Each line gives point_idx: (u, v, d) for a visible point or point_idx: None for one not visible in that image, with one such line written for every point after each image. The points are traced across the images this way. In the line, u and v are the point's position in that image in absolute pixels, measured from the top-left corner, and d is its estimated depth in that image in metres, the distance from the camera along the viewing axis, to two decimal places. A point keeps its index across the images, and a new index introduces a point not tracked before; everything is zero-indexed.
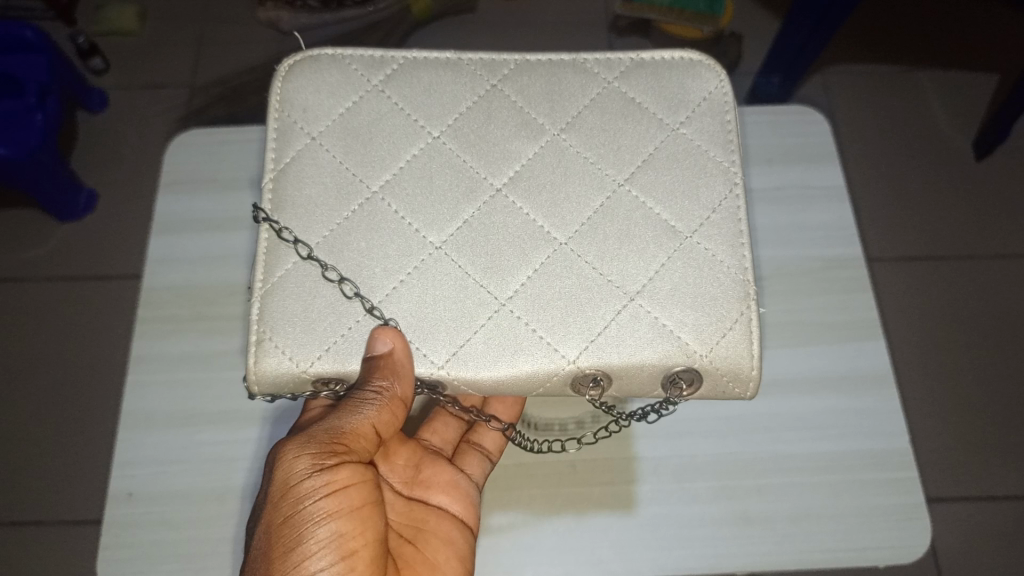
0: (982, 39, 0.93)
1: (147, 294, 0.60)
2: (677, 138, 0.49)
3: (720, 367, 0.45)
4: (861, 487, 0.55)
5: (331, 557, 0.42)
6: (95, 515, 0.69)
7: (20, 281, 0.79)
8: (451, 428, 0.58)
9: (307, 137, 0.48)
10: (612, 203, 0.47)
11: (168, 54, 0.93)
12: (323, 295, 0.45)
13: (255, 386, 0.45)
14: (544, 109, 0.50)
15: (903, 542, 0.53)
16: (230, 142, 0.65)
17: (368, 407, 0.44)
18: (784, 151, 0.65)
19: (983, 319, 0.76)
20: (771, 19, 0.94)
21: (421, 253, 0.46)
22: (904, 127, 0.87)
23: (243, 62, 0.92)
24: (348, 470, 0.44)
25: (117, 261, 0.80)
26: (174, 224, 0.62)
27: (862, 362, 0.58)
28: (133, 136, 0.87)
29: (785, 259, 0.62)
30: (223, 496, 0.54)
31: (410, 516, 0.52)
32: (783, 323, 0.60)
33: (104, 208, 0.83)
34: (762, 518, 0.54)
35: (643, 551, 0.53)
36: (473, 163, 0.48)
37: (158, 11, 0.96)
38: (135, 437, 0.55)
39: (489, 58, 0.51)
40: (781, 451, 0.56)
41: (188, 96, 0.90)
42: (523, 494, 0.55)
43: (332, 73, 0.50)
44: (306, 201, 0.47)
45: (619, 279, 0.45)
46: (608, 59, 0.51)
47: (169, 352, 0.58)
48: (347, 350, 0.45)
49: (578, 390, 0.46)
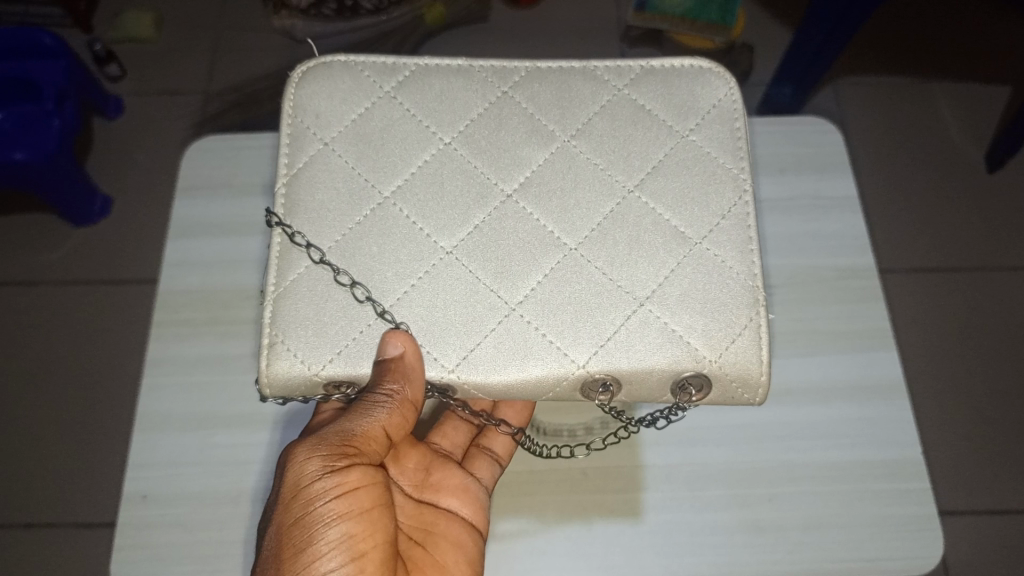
0: (995, 50, 0.93)
1: (164, 298, 0.60)
2: (686, 145, 0.49)
3: (729, 374, 0.45)
4: (872, 497, 0.54)
5: (342, 558, 0.43)
6: (110, 518, 0.70)
7: (38, 283, 0.80)
8: (461, 433, 0.59)
9: (319, 143, 0.49)
10: (622, 209, 0.47)
11: (184, 61, 0.94)
12: (335, 299, 0.46)
13: (267, 389, 0.46)
14: (554, 116, 0.50)
15: (914, 553, 0.53)
16: (247, 148, 0.66)
17: (379, 410, 0.45)
18: (798, 160, 0.65)
19: (993, 328, 0.76)
20: (781, 29, 0.95)
21: (432, 257, 0.46)
22: (914, 137, 0.87)
23: (258, 70, 0.93)
24: (359, 472, 0.45)
25: (134, 264, 0.81)
26: (191, 228, 0.63)
27: (875, 370, 0.58)
28: (152, 142, 0.89)
29: (798, 267, 0.62)
30: (236, 498, 0.54)
31: (421, 519, 0.53)
32: (795, 332, 0.60)
33: (121, 212, 0.85)
34: (773, 526, 0.54)
35: (654, 558, 0.53)
36: (485, 169, 0.48)
37: (176, 19, 0.97)
38: (151, 438, 0.56)
39: (500, 65, 0.52)
40: (792, 460, 0.56)
41: (204, 103, 0.91)
42: (534, 500, 0.55)
43: (345, 80, 0.51)
44: (318, 206, 0.47)
45: (629, 285, 0.46)
46: (617, 67, 0.52)
47: (185, 354, 0.59)
48: (358, 354, 0.45)
49: (587, 395, 0.46)
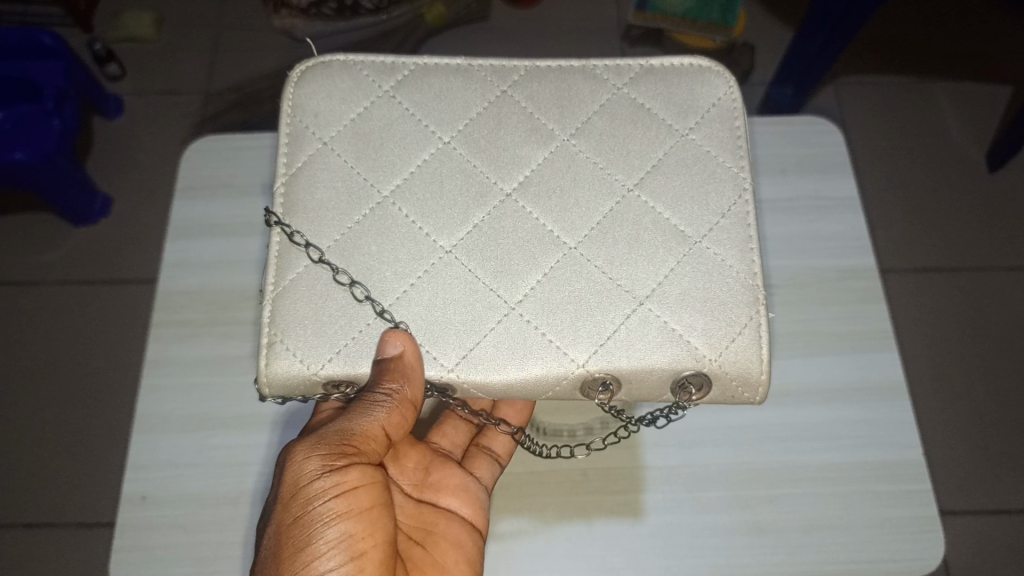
0: (997, 50, 0.93)
1: (163, 298, 0.60)
2: (685, 144, 0.49)
3: (729, 372, 0.45)
4: (873, 499, 0.54)
5: (342, 557, 0.43)
6: (108, 518, 0.69)
7: (38, 283, 0.80)
8: (460, 432, 0.59)
9: (318, 142, 0.49)
10: (622, 208, 0.47)
11: (184, 61, 0.94)
12: (335, 298, 0.46)
13: (266, 388, 0.46)
14: (554, 115, 0.50)
15: (915, 555, 0.53)
16: (246, 148, 0.66)
17: (379, 409, 0.45)
18: (798, 160, 0.65)
19: (994, 328, 0.76)
20: (781, 29, 0.95)
21: (432, 256, 0.46)
22: (915, 137, 0.87)
23: (258, 70, 0.93)
24: (358, 471, 0.45)
25: (134, 264, 0.81)
26: (190, 228, 0.63)
27: (876, 371, 0.58)
28: (152, 142, 0.89)
29: (797, 268, 0.62)
30: (235, 499, 0.54)
31: (421, 519, 0.53)
32: (796, 333, 0.59)
33: (120, 212, 0.85)
34: (773, 528, 0.54)
35: (654, 560, 0.53)
36: (484, 168, 0.48)
37: (176, 18, 0.97)
38: (150, 439, 0.56)
39: (499, 64, 0.52)
40: (792, 461, 0.55)
41: (204, 103, 0.91)
42: (533, 500, 0.55)
43: (344, 79, 0.51)
44: (317, 206, 0.47)
45: (629, 284, 0.46)
46: (617, 66, 0.52)
47: (183, 355, 0.58)
48: (358, 353, 0.45)
49: (587, 394, 0.46)
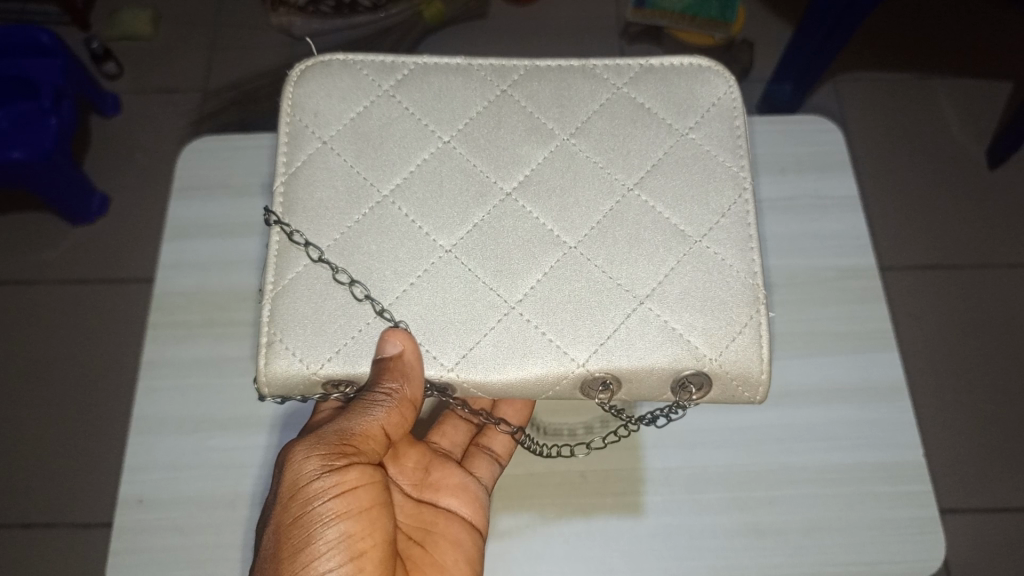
0: (996, 49, 0.93)
1: (160, 298, 0.60)
2: (685, 143, 0.49)
3: (729, 371, 0.45)
4: (873, 500, 0.54)
5: (341, 557, 0.43)
6: (106, 518, 0.69)
7: (35, 283, 0.80)
8: (460, 432, 0.59)
9: (318, 142, 0.49)
10: (622, 208, 0.47)
11: (181, 60, 0.94)
12: (334, 297, 0.45)
13: (265, 388, 0.45)
14: (554, 115, 0.50)
15: (915, 556, 0.53)
16: (244, 147, 0.65)
17: (379, 408, 0.45)
18: (798, 160, 0.65)
19: (993, 327, 0.76)
20: (780, 28, 0.95)
21: (431, 255, 0.46)
22: (915, 136, 0.87)
23: (256, 68, 0.93)
24: (358, 471, 0.45)
25: (132, 263, 0.81)
26: (188, 228, 0.62)
27: (877, 372, 0.58)
28: (148, 141, 0.89)
29: (797, 268, 0.62)
30: (232, 502, 0.54)
31: (420, 519, 0.53)
32: (796, 333, 0.59)
33: (117, 211, 0.84)
34: (773, 529, 0.54)
35: (655, 562, 0.53)
36: (483, 168, 0.48)
37: (173, 16, 0.97)
38: (148, 441, 0.56)
39: (499, 64, 0.52)
40: (791, 462, 0.55)
41: (201, 102, 0.91)
42: (533, 500, 0.55)
43: (344, 78, 0.51)
44: (316, 205, 0.47)
45: (629, 283, 0.45)
46: (617, 65, 0.52)
47: (180, 357, 0.58)
48: (357, 352, 0.45)
49: (587, 393, 0.46)
